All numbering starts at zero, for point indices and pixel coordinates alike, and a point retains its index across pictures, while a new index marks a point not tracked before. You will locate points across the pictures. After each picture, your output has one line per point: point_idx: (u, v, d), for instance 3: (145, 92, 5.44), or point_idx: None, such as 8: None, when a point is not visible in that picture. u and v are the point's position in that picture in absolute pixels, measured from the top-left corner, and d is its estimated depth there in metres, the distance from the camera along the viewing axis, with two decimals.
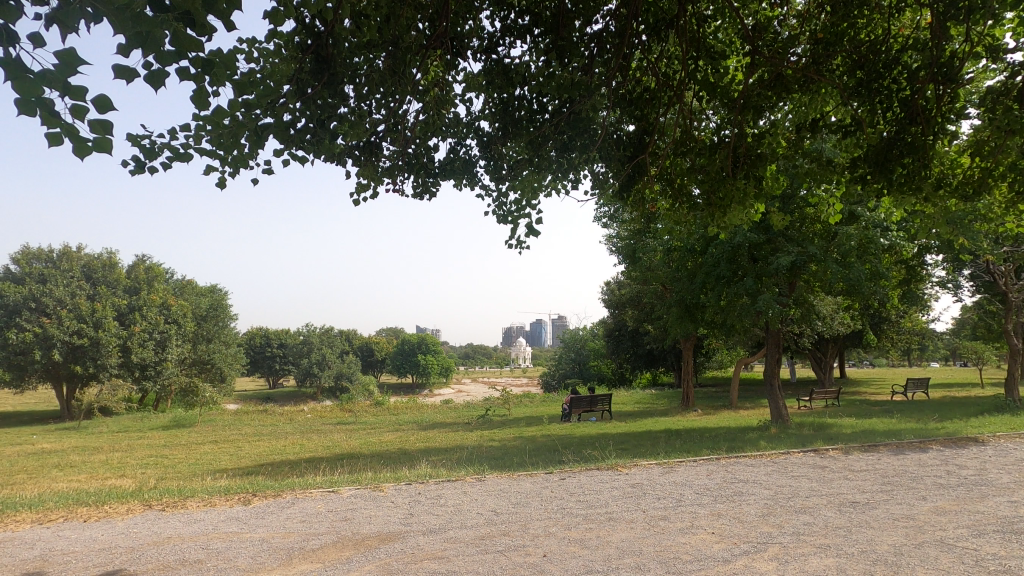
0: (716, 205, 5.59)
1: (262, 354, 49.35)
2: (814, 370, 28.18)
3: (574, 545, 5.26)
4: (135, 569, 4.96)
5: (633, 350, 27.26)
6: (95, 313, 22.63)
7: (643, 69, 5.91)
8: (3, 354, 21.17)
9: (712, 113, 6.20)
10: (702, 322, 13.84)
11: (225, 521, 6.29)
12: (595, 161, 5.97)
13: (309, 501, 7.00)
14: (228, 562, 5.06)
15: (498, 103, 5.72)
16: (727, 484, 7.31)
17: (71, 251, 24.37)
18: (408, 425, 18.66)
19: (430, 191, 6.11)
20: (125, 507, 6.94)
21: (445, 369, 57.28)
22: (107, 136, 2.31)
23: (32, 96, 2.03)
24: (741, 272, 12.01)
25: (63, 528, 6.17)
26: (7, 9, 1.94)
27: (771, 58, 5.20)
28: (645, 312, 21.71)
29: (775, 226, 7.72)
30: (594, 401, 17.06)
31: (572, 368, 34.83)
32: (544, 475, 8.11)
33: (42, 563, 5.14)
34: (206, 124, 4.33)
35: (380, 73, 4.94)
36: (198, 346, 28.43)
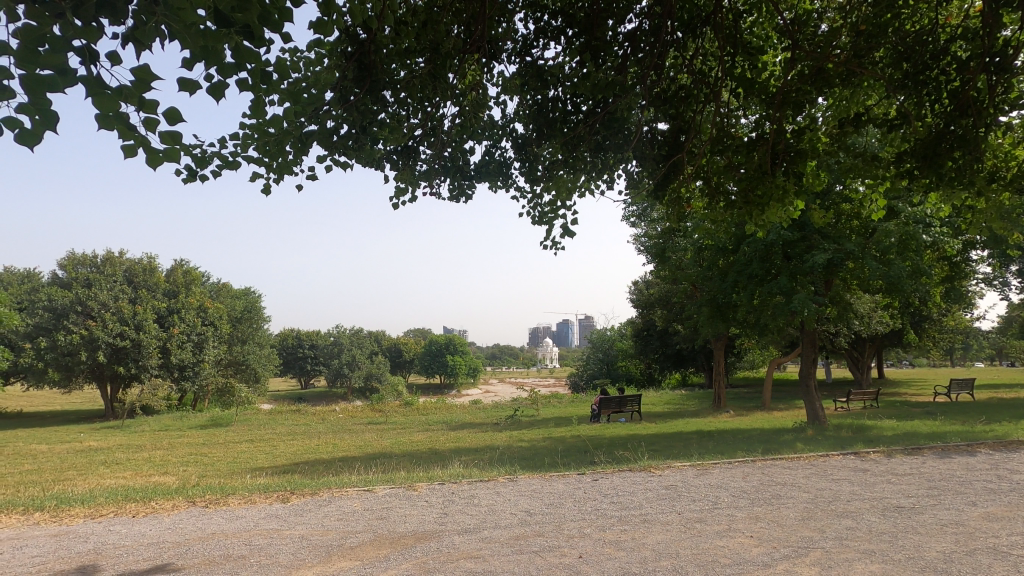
0: (754, 203, 5.49)
1: (294, 355, 50.22)
2: (851, 371, 27.39)
3: (610, 546, 5.25)
4: (182, 563, 5.14)
5: (662, 350, 26.97)
6: (136, 315, 23.49)
7: (677, 67, 5.85)
8: (52, 355, 22.21)
9: (748, 110, 6.10)
10: (734, 321, 13.62)
11: (265, 518, 6.45)
12: (628, 161, 5.91)
13: (345, 500, 7.13)
14: (270, 558, 5.20)
15: (533, 105, 5.73)
16: (764, 487, 7.19)
17: (114, 257, 25.20)
18: (437, 425, 18.80)
19: (466, 193, 6.16)
20: (170, 504, 7.19)
21: (472, 370, 57.39)
22: (177, 146, 2.43)
23: (110, 111, 2.14)
24: (774, 271, 11.80)
25: (113, 523, 6.42)
26: (90, 30, 2.06)
27: (812, 51, 5.09)
28: (674, 312, 21.47)
29: (814, 224, 7.56)
30: (624, 402, 16.95)
31: (599, 368, 34.55)
32: (576, 477, 8.11)
33: (96, 556, 5.36)
34: (253, 133, 4.48)
35: (420, 78, 5.00)
36: (234, 347, 29.25)
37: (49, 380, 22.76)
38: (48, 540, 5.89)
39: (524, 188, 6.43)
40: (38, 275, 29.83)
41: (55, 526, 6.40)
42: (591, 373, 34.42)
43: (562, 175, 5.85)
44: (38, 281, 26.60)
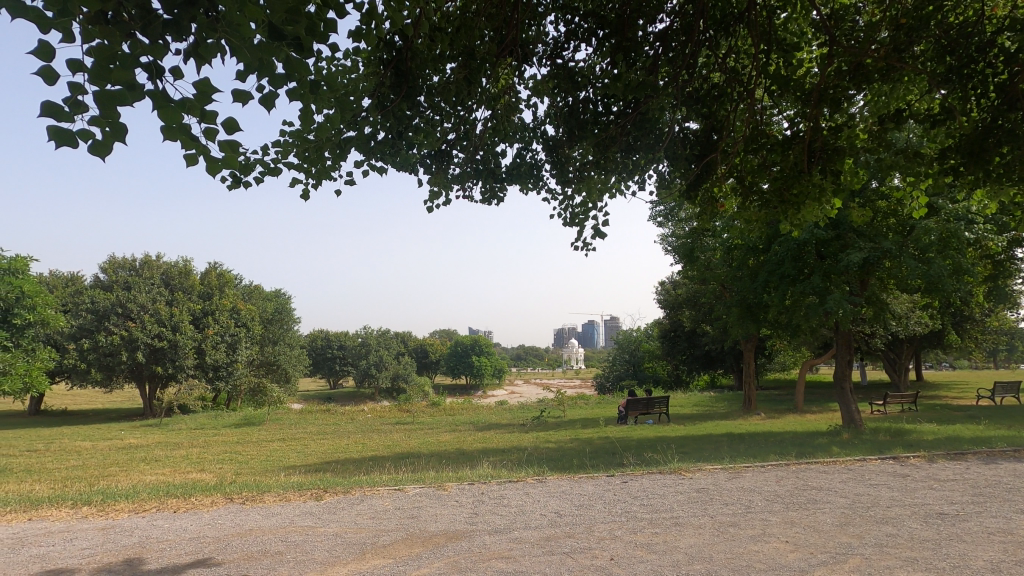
0: (790, 202, 5.40)
1: (322, 355, 51.03)
2: (888, 372, 26.58)
3: (641, 549, 5.23)
4: (222, 557, 5.30)
5: (690, 351, 26.61)
6: (173, 317, 24.21)
7: (709, 66, 5.80)
8: (94, 355, 23.07)
9: (783, 108, 6.00)
10: (765, 321, 13.38)
11: (300, 515, 6.61)
12: (659, 161, 5.86)
13: (377, 499, 7.26)
14: (306, 554, 5.33)
15: (564, 107, 5.74)
16: (798, 491, 7.05)
17: (152, 260, 26.04)
18: (464, 425, 18.91)
19: (498, 196, 6.20)
20: (209, 500, 7.42)
21: (498, 371, 57.57)
22: (233, 153, 2.52)
23: (174, 122, 2.26)
24: (807, 270, 11.56)
25: (156, 518, 6.66)
26: (157, 47, 2.17)
27: (850, 47, 4.98)
28: (703, 312, 21.17)
29: (853, 223, 7.40)
30: (651, 403, 16.79)
31: (626, 369, 34.25)
32: (605, 478, 8.08)
33: (141, 550, 5.56)
34: (293, 140, 4.60)
35: (454, 84, 5.06)
36: (265, 347, 29.97)
37: (92, 379, 23.66)
38: (95, 534, 6.12)
39: (555, 190, 6.44)
40: (82, 278, 31.05)
41: (101, 520, 6.67)
42: (617, 374, 34.18)
43: (595, 177, 5.85)
44: (81, 284, 27.65)
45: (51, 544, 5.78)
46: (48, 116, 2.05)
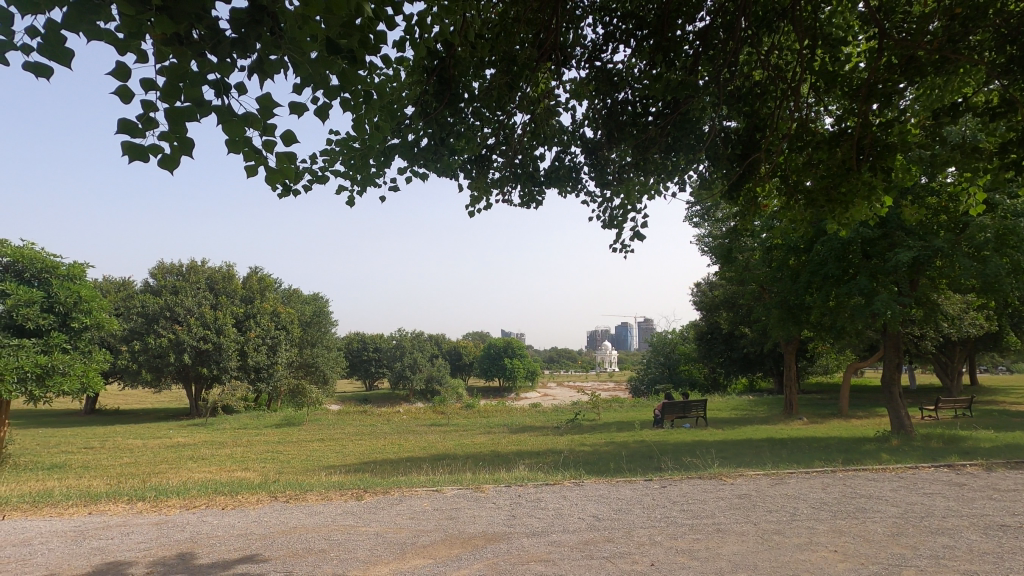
0: (837, 201, 5.24)
1: (359, 358, 51.70)
2: (940, 376, 25.38)
3: (683, 555, 5.15)
4: (269, 554, 5.46)
5: (728, 353, 26.01)
6: (217, 320, 25.07)
7: (752, 64, 5.68)
8: (144, 356, 24.06)
9: (830, 104, 5.82)
10: (808, 323, 12.98)
11: (342, 514, 6.75)
12: (700, 162, 5.77)
13: (415, 500, 7.36)
14: (349, 553, 5.44)
15: (603, 110, 5.69)
16: (847, 499, 6.82)
17: (197, 265, 26.98)
18: (498, 428, 18.96)
19: (536, 200, 6.21)
20: (255, 498, 7.65)
21: (531, 373, 57.38)
22: (290, 164, 2.61)
23: (238, 135, 2.35)
24: (852, 271, 11.19)
25: (205, 514, 6.91)
26: (224, 66, 2.27)
27: (901, 40, 4.79)
28: (741, 314, 20.67)
29: (905, 221, 7.10)
30: (688, 407, 16.51)
31: (661, 372, 33.73)
32: (643, 482, 7.99)
33: (193, 545, 5.78)
34: (339, 148, 4.73)
35: (494, 89, 5.11)
36: (304, 349, 30.72)
37: (142, 379, 24.70)
38: (150, 529, 6.39)
39: (594, 192, 6.41)
40: (133, 283, 32.43)
41: (154, 515, 6.96)
42: (652, 377, 33.68)
43: (635, 179, 5.79)
44: (132, 289, 28.86)
45: (109, 538, 6.06)
46: (124, 133, 2.14)
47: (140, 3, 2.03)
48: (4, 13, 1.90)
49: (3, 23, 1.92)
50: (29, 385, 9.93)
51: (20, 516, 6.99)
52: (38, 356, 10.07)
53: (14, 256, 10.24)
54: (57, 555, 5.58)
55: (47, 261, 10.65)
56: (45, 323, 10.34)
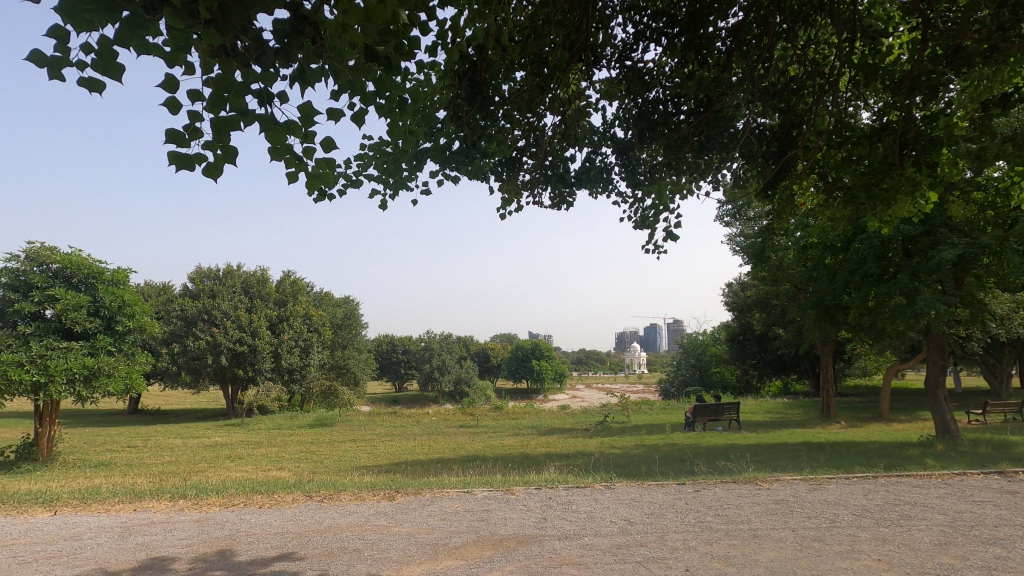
0: (878, 197, 5.05)
1: (388, 359, 52.25)
2: (987, 379, 24.32)
3: (719, 561, 5.05)
4: (305, 552, 5.57)
5: (761, 355, 25.44)
6: (252, 323, 25.76)
7: (787, 59, 5.54)
8: (183, 359, 24.85)
9: (871, 98, 5.62)
10: (845, 324, 12.58)
11: (375, 514, 6.85)
12: (734, 160, 5.64)
13: (447, 501, 7.40)
14: (383, 553, 5.51)
15: (633, 109, 5.62)
16: (890, 506, 6.57)
17: (233, 269, 27.68)
18: (527, 429, 18.95)
19: (567, 201, 6.18)
20: (291, 497, 7.81)
21: (559, 375, 57.08)
22: (329, 170, 2.66)
23: (279, 142, 2.41)
24: (893, 269, 10.79)
25: (244, 512, 7.09)
26: (268, 76, 2.33)
27: (947, 29, 4.59)
28: (775, 315, 20.19)
29: (952, 216, 6.82)
30: (720, 410, 16.18)
31: (691, 373, 33.17)
32: (676, 486, 7.87)
33: (232, 542, 5.93)
34: (372, 153, 4.79)
35: (524, 92, 5.13)
36: (336, 351, 31.27)
37: (182, 380, 25.51)
38: (191, 525, 6.59)
39: (625, 193, 6.33)
40: (173, 287, 33.50)
41: (195, 512, 7.18)
42: (683, 379, 33.20)
43: (667, 178, 5.70)
44: (171, 293, 29.78)
45: (153, 534, 6.27)
46: (172, 143, 2.22)
47: (190, 17, 2.08)
48: (60, 31, 1.99)
49: (60, 41, 2.01)
50: (77, 386, 10.41)
51: (70, 512, 7.28)
52: (86, 357, 10.51)
53: (63, 262, 10.68)
54: (106, 550, 5.79)
55: (94, 267, 11.01)
56: (91, 326, 10.73)
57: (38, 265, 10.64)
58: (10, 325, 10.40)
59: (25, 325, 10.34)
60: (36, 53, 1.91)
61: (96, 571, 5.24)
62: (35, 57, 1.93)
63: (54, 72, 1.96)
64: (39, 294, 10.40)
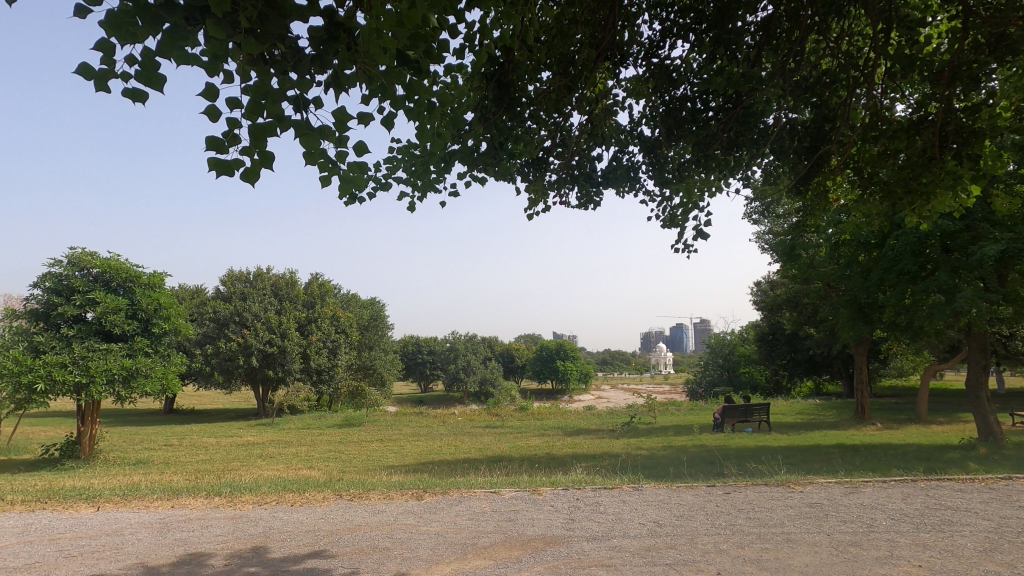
0: (917, 192, 4.87)
1: (414, 360, 52.69)
2: None
3: (751, 565, 4.96)
4: (336, 550, 5.66)
5: (791, 355, 24.88)
6: (282, 325, 26.30)
7: (820, 52, 5.41)
8: (216, 359, 25.49)
9: (909, 90, 5.44)
10: (880, 323, 12.22)
11: (404, 513, 6.91)
12: (765, 156, 5.53)
13: (475, 501, 7.43)
14: (412, 552, 5.56)
15: (661, 107, 5.55)
16: (931, 511, 6.35)
17: (263, 272, 28.25)
18: (553, 430, 18.90)
19: (594, 201, 6.15)
20: (321, 496, 7.95)
21: (584, 375, 56.70)
22: (361, 174, 2.70)
23: (314, 147, 2.45)
24: (931, 266, 10.42)
25: (276, 510, 7.23)
26: (303, 82, 2.38)
27: (990, 16, 4.41)
28: (806, 314, 19.74)
29: (996, 211, 6.54)
30: (750, 411, 15.88)
31: (719, 374, 32.65)
32: (705, 488, 7.77)
33: (265, 539, 6.06)
34: (401, 156, 4.85)
35: (550, 92, 5.13)
36: (363, 352, 31.69)
37: (215, 381, 26.14)
38: (226, 522, 6.75)
39: (653, 192, 6.27)
40: (205, 290, 34.35)
41: (229, 510, 7.35)
42: (710, 380, 32.72)
43: (695, 175, 5.61)
44: (204, 296, 30.55)
45: (190, 531, 6.44)
46: (212, 150, 2.27)
47: (230, 27, 2.12)
48: (107, 45, 2.06)
49: (105, 54, 2.08)
50: (116, 386, 10.75)
51: (111, 508, 7.53)
52: (124, 359, 10.84)
53: (102, 267, 10.99)
54: (145, 545, 5.98)
55: (131, 271, 11.35)
56: (129, 328, 11.10)
57: (79, 270, 10.97)
58: (54, 328, 10.82)
59: (67, 327, 10.75)
60: (84, 66, 1.99)
61: (138, 565, 5.40)
62: (83, 71, 2.01)
63: (100, 84, 2.04)
64: (80, 297, 10.76)
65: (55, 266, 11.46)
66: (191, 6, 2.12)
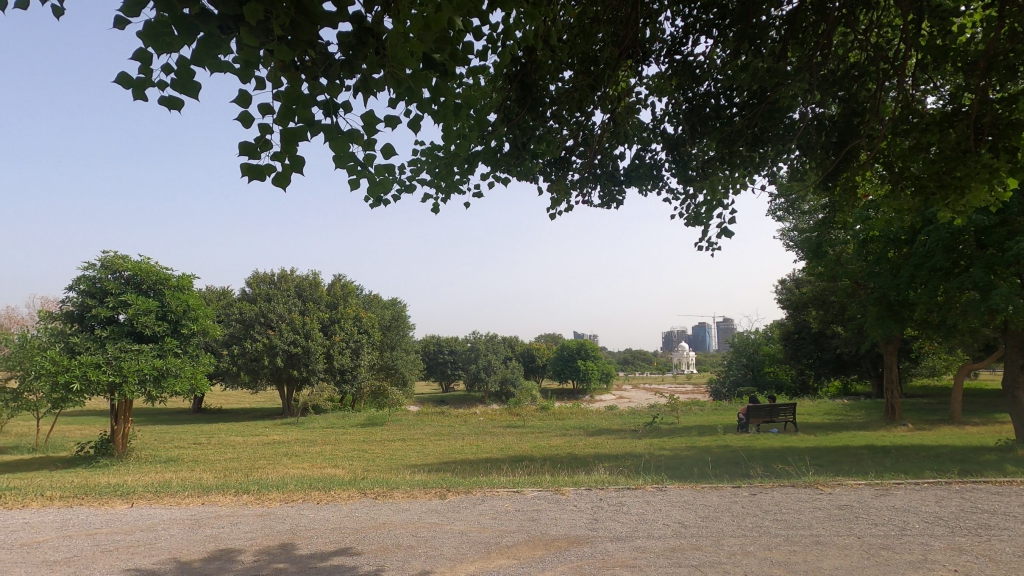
0: (951, 186, 4.73)
1: (435, 360, 52.97)
2: None
3: (779, 567, 4.89)
4: (362, 548, 5.73)
5: (818, 354, 24.40)
6: (306, 325, 26.72)
7: (848, 45, 5.30)
8: (243, 359, 26.01)
9: (942, 81, 5.29)
10: (911, 321, 11.90)
11: (428, 512, 6.97)
12: (791, 152, 5.43)
13: (497, 500, 7.47)
14: (436, 550, 5.60)
15: (685, 105, 5.49)
16: (966, 514, 6.17)
17: (287, 274, 28.70)
18: (574, 430, 18.85)
19: (617, 200, 6.12)
20: (346, 494, 8.06)
21: (605, 375, 56.39)
22: (389, 176, 2.73)
23: (343, 151, 2.48)
24: (964, 263, 10.10)
25: (303, 508, 7.36)
26: (332, 87, 2.42)
27: None
28: (833, 313, 19.30)
29: None
30: (776, 411, 15.62)
31: (743, 374, 32.18)
32: (731, 489, 7.66)
33: (293, 536, 6.17)
34: (425, 158, 4.90)
35: (573, 92, 5.12)
36: (385, 352, 31.99)
37: (241, 381, 26.67)
38: (255, 519, 6.89)
39: (677, 189, 6.20)
40: (232, 292, 35.06)
41: (256, 507, 7.50)
42: (734, 380, 32.28)
43: (719, 172, 5.53)
44: (230, 297, 31.17)
45: (220, 527, 6.59)
46: (245, 155, 2.32)
47: (264, 35, 2.17)
48: (144, 54, 2.12)
49: (143, 63, 2.15)
50: (147, 386, 11.04)
51: (145, 504, 7.75)
52: (155, 359, 11.11)
53: (134, 270, 11.25)
54: (178, 540, 6.13)
55: (161, 274, 11.62)
56: (159, 329, 11.39)
57: (112, 273, 11.29)
58: (88, 329, 11.19)
59: (101, 329, 11.08)
60: (123, 74, 2.05)
61: (171, 560, 5.54)
62: (122, 79, 2.08)
63: (138, 92, 2.10)
64: (113, 300, 11.10)
65: (89, 270, 11.83)
66: (224, 15, 2.17)
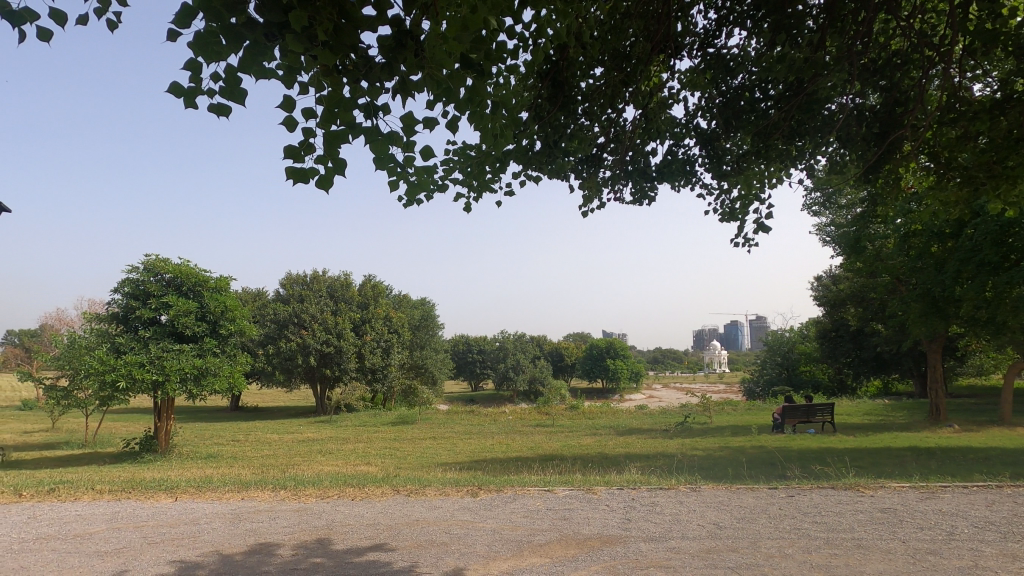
0: (1002, 176, 4.53)
1: (464, 359, 53.16)
2: None
3: (818, 570, 4.78)
4: (396, 543, 5.82)
5: (857, 353, 23.64)
6: (337, 325, 27.16)
7: (889, 32, 5.12)
8: (277, 359, 26.63)
9: (990, 66, 5.06)
10: (957, 317, 11.43)
11: (460, 510, 7.03)
12: (830, 144, 5.28)
13: (529, 499, 7.47)
14: (468, 547, 5.65)
15: (718, 98, 5.39)
16: (1020, 519, 5.90)
17: (319, 275, 29.22)
18: (604, 429, 18.69)
19: (649, 196, 6.06)
20: (380, 491, 8.19)
21: (635, 374, 55.70)
22: (426, 176, 2.77)
23: (382, 152, 2.53)
24: (1015, 256, 9.63)
25: (337, 504, 7.51)
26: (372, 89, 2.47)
27: None
28: (873, 310, 18.69)
29: None
30: (813, 411, 15.21)
31: (778, 373, 31.42)
32: (767, 491, 7.50)
33: (329, 531, 6.30)
34: (458, 158, 4.94)
35: (604, 88, 5.09)
36: (415, 351, 32.29)
37: (276, 380, 27.30)
38: (292, 515, 7.06)
39: (710, 184, 6.10)
40: (267, 293, 35.92)
41: (292, 503, 7.67)
42: (768, 379, 31.54)
43: (754, 167, 5.42)
44: (265, 298, 31.92)
45: (259, 521, 6.79)
46: (289, 159, 2.39)
47: (307, 41, 2.22)
48: (194, 63, 2.22)
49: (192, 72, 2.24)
50: (188, 384, 11.40)
51: (188, 499, 8.02)
52: (195, 358, 11.48)
53: (174, 272, 11.66)
54: (219, 534, 6.34)
55: (200, 276, 11.99)
56: (199, 329, 11.75)
57: (154, 275, 11.71)
58: (132, 329, 11.63)
59: (144, 329, 11.52)
60: (174, 83, 2.14)
61: (213, 553, 5.73)
62: (174, 88, 2.17)
63: (189, 100, 2.19)
64: (155, 301, 11.53)
65: (133, 273, 12.28)
66: (270, 24, 2.23)
